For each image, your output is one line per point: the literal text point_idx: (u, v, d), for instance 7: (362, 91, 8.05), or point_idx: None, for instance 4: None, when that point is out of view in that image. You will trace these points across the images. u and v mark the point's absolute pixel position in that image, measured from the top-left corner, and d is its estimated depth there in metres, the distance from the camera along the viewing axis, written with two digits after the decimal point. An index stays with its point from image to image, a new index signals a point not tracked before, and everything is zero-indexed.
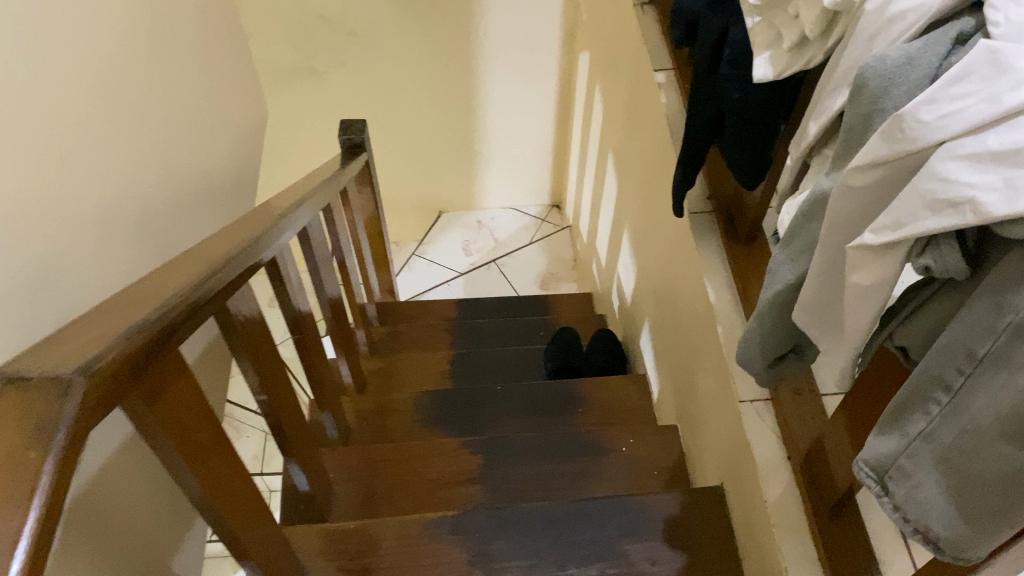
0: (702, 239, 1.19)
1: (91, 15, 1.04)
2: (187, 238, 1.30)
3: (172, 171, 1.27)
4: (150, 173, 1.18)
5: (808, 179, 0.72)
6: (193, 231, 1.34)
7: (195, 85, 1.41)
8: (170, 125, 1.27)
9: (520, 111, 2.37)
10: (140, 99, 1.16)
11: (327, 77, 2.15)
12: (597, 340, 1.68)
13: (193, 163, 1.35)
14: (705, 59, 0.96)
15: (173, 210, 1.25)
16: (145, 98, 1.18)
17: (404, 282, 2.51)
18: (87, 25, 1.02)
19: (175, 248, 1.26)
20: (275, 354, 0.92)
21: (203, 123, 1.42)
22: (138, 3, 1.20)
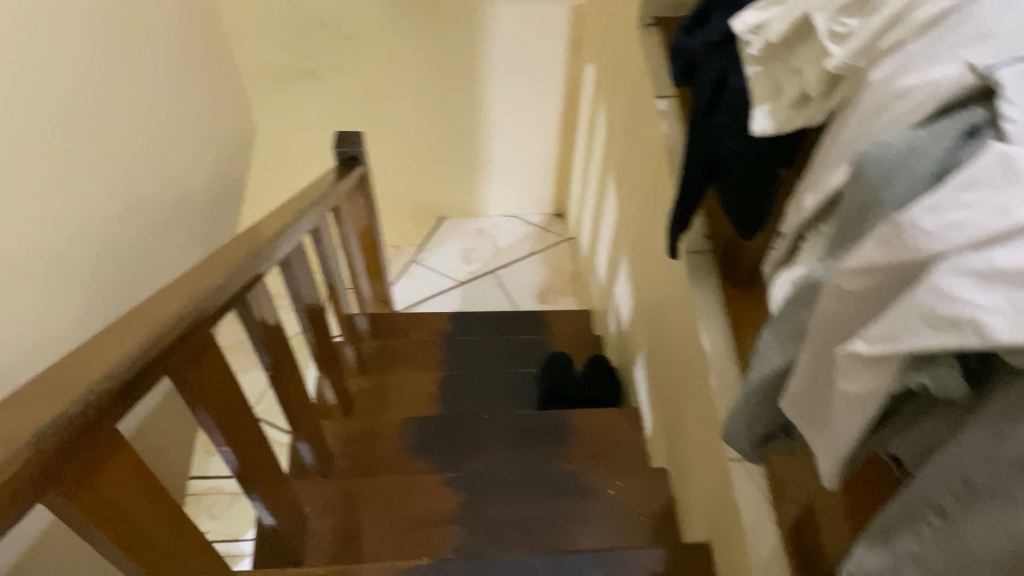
0: (698, 279, 1.13)
1: (59, 30, 1.00)
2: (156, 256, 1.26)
3: (143, 189, 1.22)
4: (117, 193, 1.13)
5: (801, 254, 0.67)
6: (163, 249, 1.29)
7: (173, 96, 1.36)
8: (143, 140, 1.23)
9: (524, 118, 2.31)
10: (110, 116, 1.12)
11: (325, 80, 2.10)
12: (591, 366, 1.63)
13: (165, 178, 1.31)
14: (702, 103, 0.90)
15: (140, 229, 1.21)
16: (116, 114, 1.14)
17: (401, 289, 2.47)
18: (53, 42, 0.98)
19: (145, 270, 1.22)
20: (236, 401, 0.87)
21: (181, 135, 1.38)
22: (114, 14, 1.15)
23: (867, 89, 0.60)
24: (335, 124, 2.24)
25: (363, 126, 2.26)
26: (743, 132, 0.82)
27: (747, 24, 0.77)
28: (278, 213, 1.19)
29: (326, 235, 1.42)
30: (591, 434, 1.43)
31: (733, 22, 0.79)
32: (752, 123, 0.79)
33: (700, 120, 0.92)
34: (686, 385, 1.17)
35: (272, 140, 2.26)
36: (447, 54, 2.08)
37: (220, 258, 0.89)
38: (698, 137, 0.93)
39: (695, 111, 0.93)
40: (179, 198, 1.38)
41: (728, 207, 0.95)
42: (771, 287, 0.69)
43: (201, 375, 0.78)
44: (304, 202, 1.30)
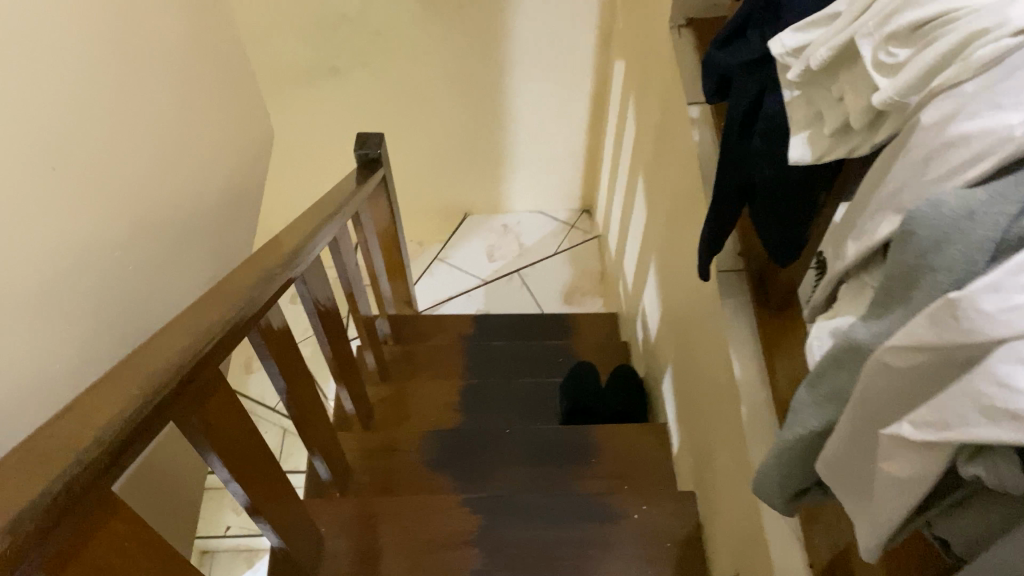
0: (729, 301, 1.09)
1: (51, 44, 0.96)
2: (159, 268, 1.23)
3: (148, 198, 1.19)
4: (121, 205, 1.11)
5: (842, 303, 0.62)
6: (168, 258, 1.27)
7: (176, 100, 1.33)
8: (145, 148, 1.20)
9: (551, 114, 2.26)
10: (109, 126, 1.09)
11: (348, 76, 2.06)
12: (616, 377, 1.59)
13: (171, 185, 1.28)
14: (736, 123, 0.85)
15: (144, 240, 1.18)
16: (116, 124, 1.11)
17: (424, 288, 2.44)
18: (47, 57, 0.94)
19: (149, 283, 1.19)
20: (246, 433, 0.85)
21: (183, 140, 1.34)
22: (110, 21, 1.12)
23: (917, 131, 0.55)
24: (358, 121, 2.20)
25: (386, 123, 2.22)
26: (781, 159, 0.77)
27: (786, 46, 0.71)
28: (298, 226, 1.16)
29: (347, 245, 1.39)
30: (615, 452, 1.39)
31: (771, 42, 0.74)
32: (789, 152, 0.73)
33: (733, 141, 0.86)
34: (715, 410, 1.13)
35: (294, 137, 2.24)
36: (472, 50, 2.03)
37: (230, 285, 0.86)
38: (731, 159, 0.88)
39: (727, 131, 0.88)
40: (187, 206, 1.35)
41: (762, 232, 0.89)
42: (809, 335, 0.65)
43: (208, 411, 0.76)
44: (323, 213, 1.26)
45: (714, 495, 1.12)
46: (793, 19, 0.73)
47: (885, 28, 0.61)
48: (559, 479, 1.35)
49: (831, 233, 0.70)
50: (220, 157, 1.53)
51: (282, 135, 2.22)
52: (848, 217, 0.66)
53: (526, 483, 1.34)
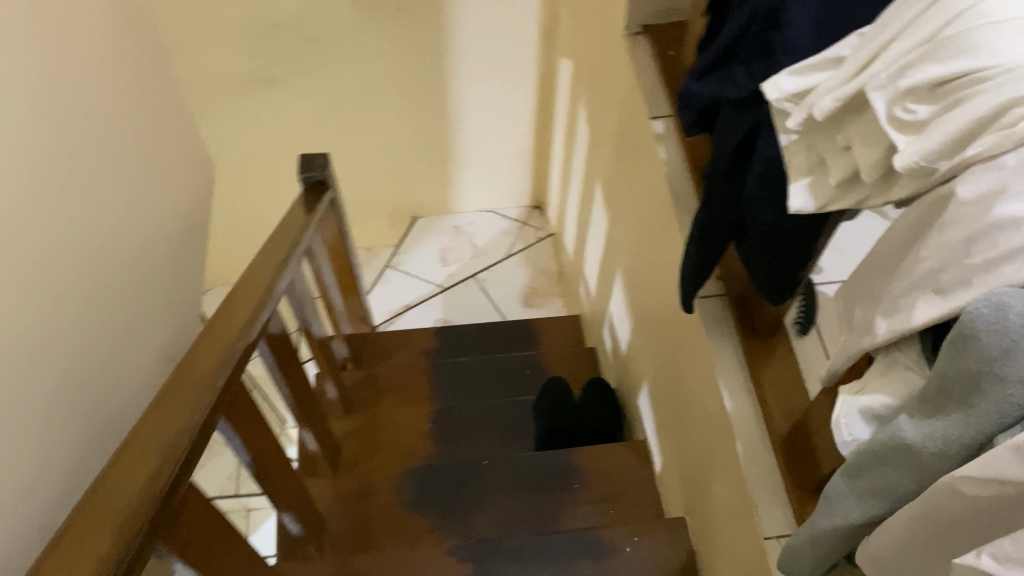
0: (715, 330, 1.05)
1: None
2: (105, 329, 1.14)
3: (84, 257, 1.10)
4: (57, 272, 1.02)
5: (872, 379, 0.58)
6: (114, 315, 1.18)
7: (107, 143, 1.23)
8: (76, 202, 1.10)
9: (496, 113, 2.19)
10: (36, 187, 0.99)
11: (284, 87, 1.96)
12: (590, 391, 1.56)
13: (107, 238, 1.18)
14: (723, 163, 0.80)
15: (86, 304, 1.09)
16: (43, 182, 1.01)
17: (378, 298, 2.36)
18: None
19: (95, 348, 1.10)
20: (209, 528, 0.78)
21: (117, 184, 1.24)
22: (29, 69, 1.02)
23: (952, 204, 0.51)
24: (297, 134, 2.10)
25: (327, 134, 2.13)
26: (781, 206, 0.73)
27: (783, 91, 0.66)
28: (254, 276, 1.08)
29: (302, 281, 1.32)
30: (598, 474, 1.35)
31: (764, 86, 0.69)
32: (789, 202, 0.69)
33: (721, 181, 0.81)
34: (706, 440, 1.09)
35: (231, 155, 2.13)
36: (412, 54, 1.95)
37: (190, 368, 0.78)
38: (718, 197, 0.83)
39: (712, 168, 0.83)
40: (128, 254, 1.25)
41: (753, 270, 0.85)
42: (835, 407, 0.61)
43: (176, 524, 0.69)
44: (277, 257, 1.18)
45: (711, 526, 1.09)
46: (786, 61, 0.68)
47: (901, 81, 0.56)
48: (543, 509, 1.31)
49: (850, 289, 0.66)
50: (159, 197, 1.43)
51: (218, 154, 2.11)
52: (871, 279, 0.62)
53: (509, 518, 1.30)
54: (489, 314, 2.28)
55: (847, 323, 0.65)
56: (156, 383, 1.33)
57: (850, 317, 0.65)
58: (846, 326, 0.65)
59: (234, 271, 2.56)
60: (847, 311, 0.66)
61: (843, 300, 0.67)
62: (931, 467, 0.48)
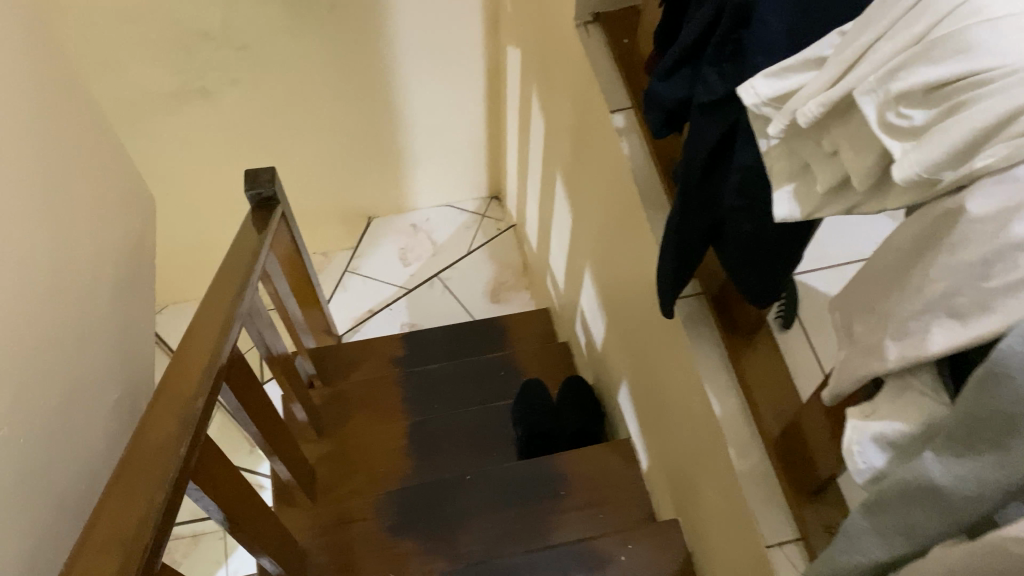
0: (695, 329, 1.02)
1: None
2: (47, 383, 1.07)
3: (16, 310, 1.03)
4: None
5: (882, 403, 0.55)
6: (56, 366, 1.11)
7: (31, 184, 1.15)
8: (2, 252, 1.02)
9: (444, 106, 2.13)
10: None
11: (220, 97, 1.87)
12: (568, 391, 1.52)
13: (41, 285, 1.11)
14: (696, 167, 0.75)
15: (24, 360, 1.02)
16: None
17: (340, 306, 2.29)
18: None
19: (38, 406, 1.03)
20: None
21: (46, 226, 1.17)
22: None
23: (963, 222, 0.47)
24: (240, 144, 2.02)
25: (272, 142, 2.05)
26: (767, 214, 0.69)
27: (761, 95, 0.62)
28: (210, 314, 1.02)
29: (262, 309, 1.26)
30: (585, 479, 1.32)
31: (739, 89, 0.64)
32: (772, 212, 0.65)
33: (696, 186, 0.77)
34: (695, 443, 1.06)
35: (173, 172, 2.04)
36: (352, 54, 1.88)
37: (148, 436, 0.72)
38: (693, 204, 0.79)
39: (683, 172, 0.79)
40: (65, 298, 1.18)
41: (735, 275, 0.81)
42: (844, 431, 0.57)
43: None
44: (232, 287, 1.12)
45: (708, 530, 1.06)
46: (760, 62, 0.63)
47: (892, 85, 0.52)
48: (531, 523, 1.28)
49: (847, 300, 0.62)
50: (97, 233, 1.36)
51: (157, 172, 2.02)
52: (871, 293, 0.58)
53: (496, 535, 1.27)
54: (455, 314, 2.23)
55: (847, 336, 0.62)
56: (110, 429, 1.27)
57: (850, 331, 0.61)
58: (846, 340, 0.62)
59: (187, 289, 2.47)
60: (846, 324, 0.62)
61: (839, 312, 0.64)
62: (964, 511, 0.44)
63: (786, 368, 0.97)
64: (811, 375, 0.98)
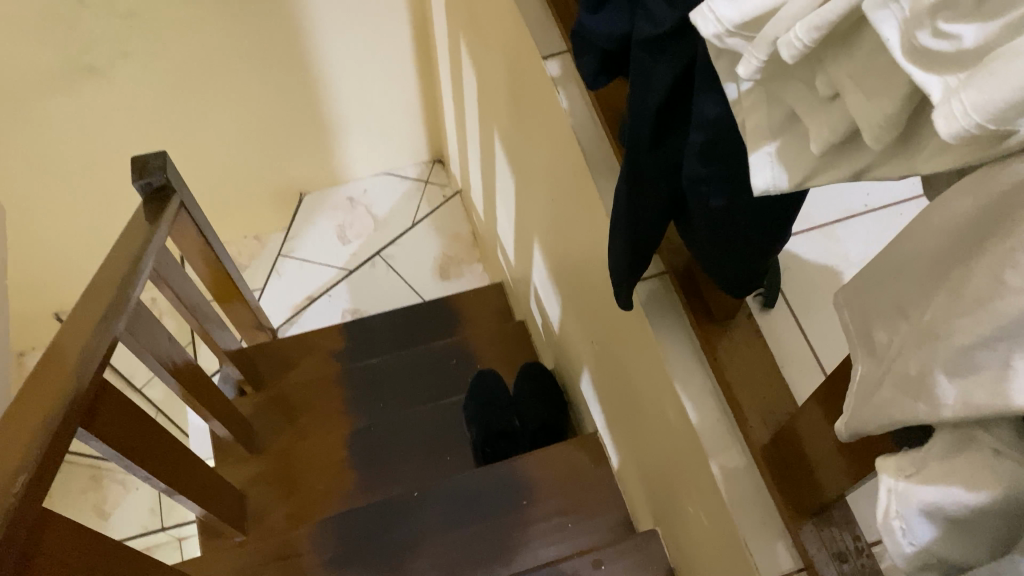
0: (661, 323, 0.85)
1: None
2: None
3: None
4: None
5: (933, 461, 0.38)
6: None
7: None
8: None
9: (370, 65, 1.91)
10: None
11: (110, 73, 1.65)
12: (525, 380, 1.35)
13: None
14: (644, 127, 0.57)
15: None
16: None
17: (274, 296, 2.09)
18: None
19: None
20: None
21: None
22: None
23: None
24: (141, 124, 1.80)
25: (179, 119, 1.83)
26: (746, 186, 0.51)
27: (724, 22, 0.43)
28: (63, 347, 0.84)
29: (150, 322, 1.07)
30: (552, 485, 1.15)
31: (693, 16, 0.45)
32: (750, 185, 0.47)
33: (647, 151, 0.59)
34: (671, 452, 0.90)
35: (69, 162, 1.82)
36: (258, 14, 1.66)
37: None
38: (647, 172, 0.60)
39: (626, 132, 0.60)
40: None
41: (705, 260, 0.64)
42: (878, 495, 0.40)
43: None
44: (96, 311, 0.93)
45: (693, 550, 0.90)
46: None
47: None
48: (491, 543, 1.11)
49: (863, 296, 0.44)
50: None
51: (51, 164, 1.80)
52: (900, 291, 0.41)
53: (451, 560, 1.10)
54: (403, 296, 2.05)
55: (865, 348, 0.44)
56: None
57: (870, 340, 0.44)
58: (865, 352, 0.44)
59: None
60: (863, 329, 0.45)
61: (850, 311, 0.46)
62: None
63: (772, 358, 0.80)
64: (804, 363, 0.81)
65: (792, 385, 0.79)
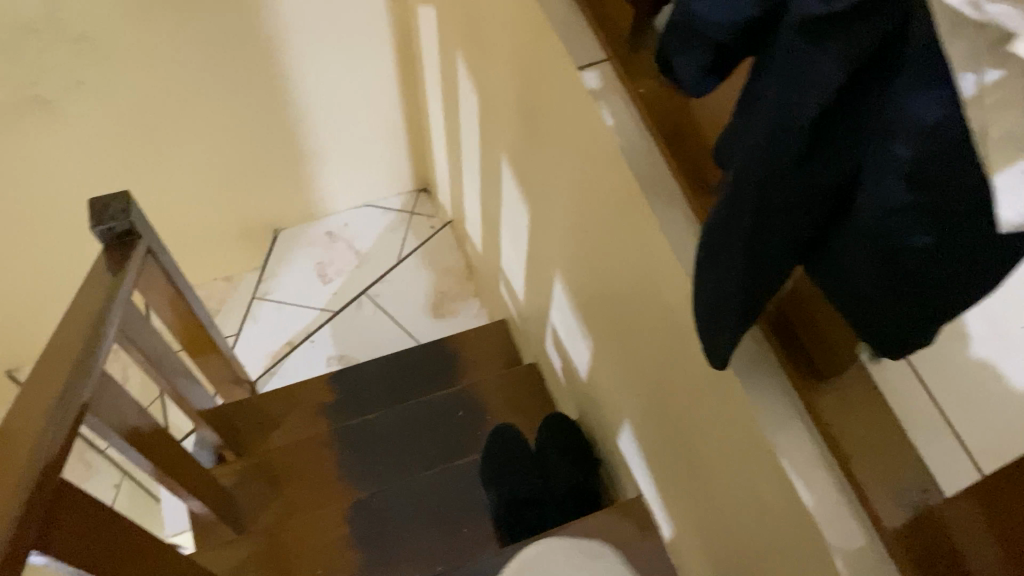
0: (758, 382, 0.68)
1: None
2: None
3: None
4: None
5: None
6: None
7: None
8: None
9: (349, 88, 1.77)
10: None
11: (62, 107, 1.48)
12: (548, 434, 1.19)
13: None
14: (789, 144, 0.42)
15: None
16: None
17: (250, 344, 1.91)
18: None
19: None
20: None
21: None
22: None
23: None
24: (100, 160, 1.63)
25: (142, 154, 1.66)
26: (977, 215, 0.36)
27: None
28: (10, 443, 0.68)
29: (118, 391, 0.90)
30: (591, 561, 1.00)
31: None
32: (1001, 218, 0.34)
33: (788, 174, 0.44)
34: (755, 530, 0.74)
35: (20, 207, 1.64)
36: (227, 35, 1.51)
37: None
38: (781, 204, 0.46)
39: (749, 152, 0.46)
40: None
41: (852, 313, 0.49)
42: None
43: None
44: (54, 389, 0.76)
45: None
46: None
47: None
48: None
49: None
50: None
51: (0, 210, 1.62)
52: None
53: None
54: (392, 338, 1.88)
55: None
56: None
57: None
58: None
59: None
60: None
61: None
62: None
63: (900, 431, 0.65)
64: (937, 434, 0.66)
65: (929, 468, 0.63)
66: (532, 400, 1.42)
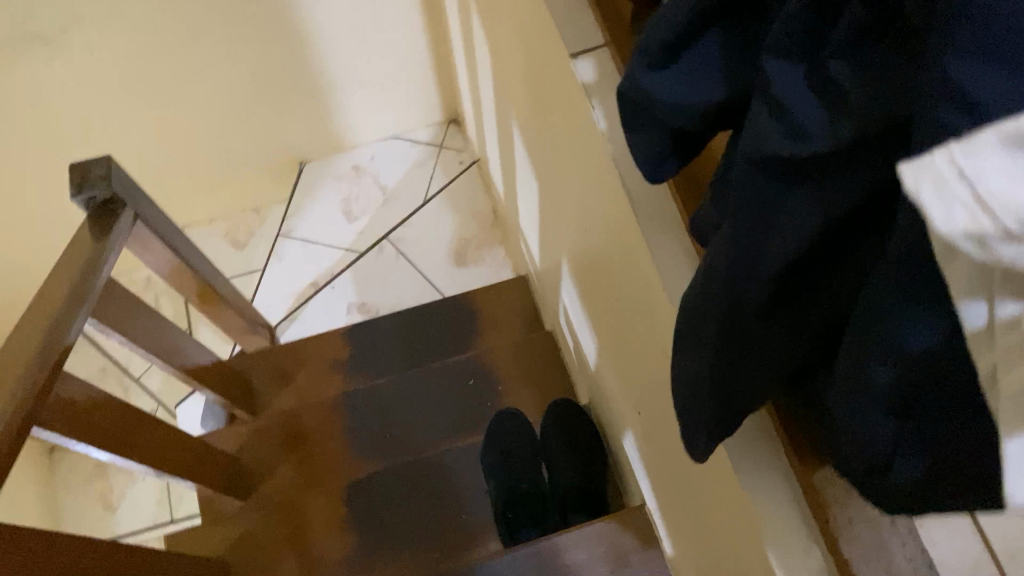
0: (758, 459, 0.58)
1: None
2: None
3: None
4: None
5: None
6: None
7: None
8: None
9: (370, 18, 1.64)
10: None
11: (64, 44, 1.41)
12: (555, 425, 1.12)
13: None
14: (752, 294, 0.33)
15: None
16: None
17: (273, 283, 1.87)
18: None
19: None
20: None
21: None
22: None
23: None
24: (110, 96, 1.56)
25: (154, 89, 1.59)
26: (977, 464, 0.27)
27: (1008, 212, 0.18)
28: None
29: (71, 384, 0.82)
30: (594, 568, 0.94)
31: (907, 173, 0.20)
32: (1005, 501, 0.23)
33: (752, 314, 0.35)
34: None
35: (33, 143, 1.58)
36: None
37: None
38: (748, 350, 0.37)
39: (707, 284, 0.36)
40: None
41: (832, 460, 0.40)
42: None
43: None
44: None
45: None
46: (961, 65, 0.19)
47: None
48: None
49: None
50: None
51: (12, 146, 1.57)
52: None
53: None
54: (415, 286, 1.82)
55: None
56: None
57: None
58: None
59: None
60: None
61: None
62: None
63: None
64: None
65: None
66: (546, 373, 1.35)
